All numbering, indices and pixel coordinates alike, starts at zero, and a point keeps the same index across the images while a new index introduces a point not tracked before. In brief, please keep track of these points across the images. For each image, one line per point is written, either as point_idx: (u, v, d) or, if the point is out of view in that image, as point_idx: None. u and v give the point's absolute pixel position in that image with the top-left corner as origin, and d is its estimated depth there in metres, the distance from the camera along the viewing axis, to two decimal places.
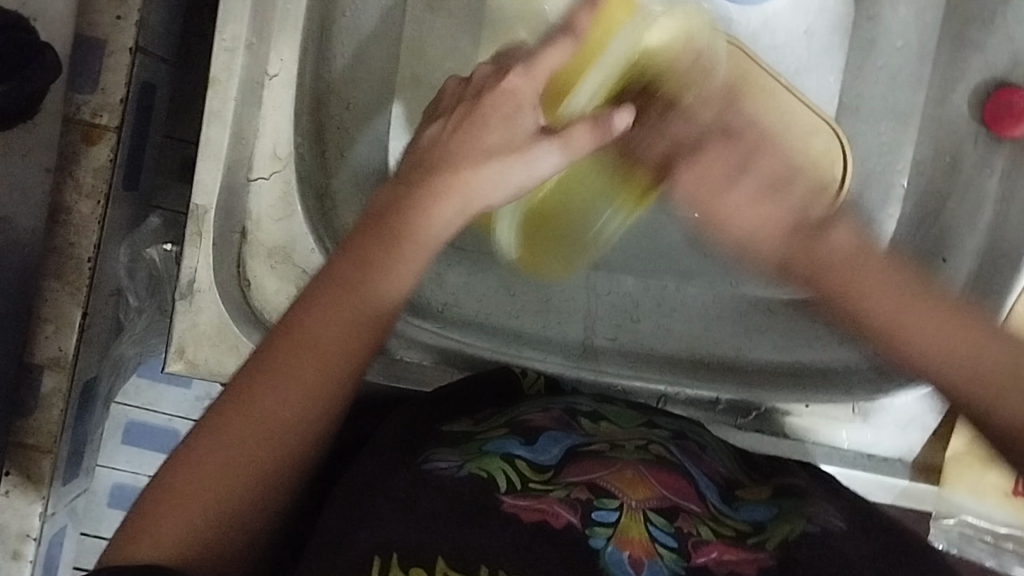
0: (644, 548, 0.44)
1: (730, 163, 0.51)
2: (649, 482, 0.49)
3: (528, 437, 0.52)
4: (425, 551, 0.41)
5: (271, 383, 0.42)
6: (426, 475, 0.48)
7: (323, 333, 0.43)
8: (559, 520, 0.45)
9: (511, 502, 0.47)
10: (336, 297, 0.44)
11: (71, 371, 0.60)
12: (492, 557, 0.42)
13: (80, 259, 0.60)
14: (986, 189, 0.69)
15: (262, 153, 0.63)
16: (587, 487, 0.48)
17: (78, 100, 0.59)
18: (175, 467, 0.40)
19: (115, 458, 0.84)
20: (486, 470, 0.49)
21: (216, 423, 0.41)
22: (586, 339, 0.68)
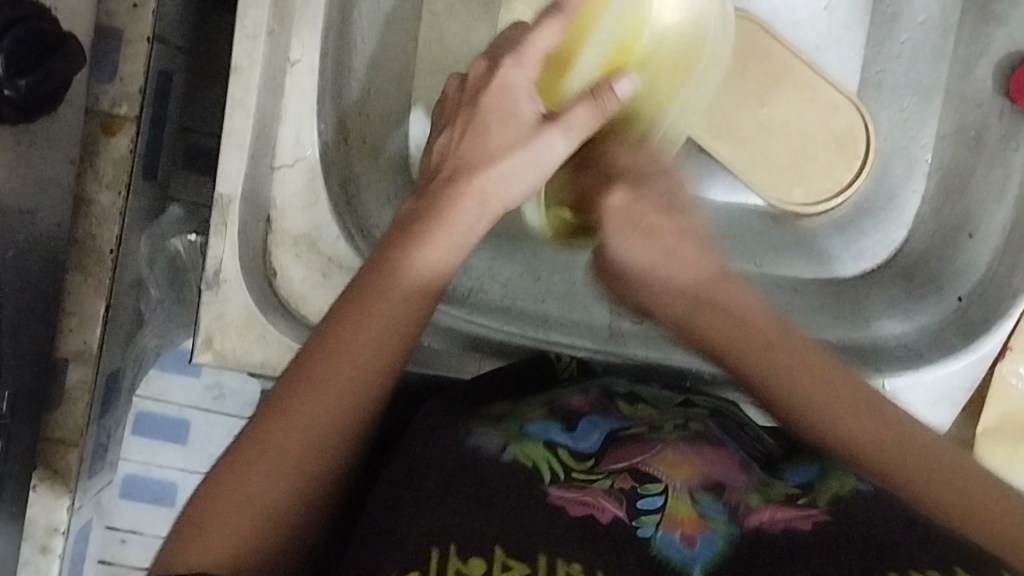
0: (696, 526, 0.42)
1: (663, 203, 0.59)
2: (692, 462, 0.47)
3: (566, 421, 0.50)
4: (479, 539, 0.38)
5: (310, 381, 0.40)
6: (470, 458, 0.45)
7: (359, 329, 0.42)
8: (605, 515, 0.43)
9: (557, 494, 0.44)
10: (366, 296, 0.42)
11: (96, 363, 0.64)
12: (551, 545, 0.39)
13: (103, 251, 0.63)
14: (1013, 163, 0.66)
15: (285, 141, 0.62)
16: (630, 475, 0.46)
17: (98, 91, 0.62)
18: (219, 479, 0.39)
19: (128, 449, 0.97)
20: (530, 459, 0.46)
21: (254, 432, 0.39)
22: (612, 321, 0.67)
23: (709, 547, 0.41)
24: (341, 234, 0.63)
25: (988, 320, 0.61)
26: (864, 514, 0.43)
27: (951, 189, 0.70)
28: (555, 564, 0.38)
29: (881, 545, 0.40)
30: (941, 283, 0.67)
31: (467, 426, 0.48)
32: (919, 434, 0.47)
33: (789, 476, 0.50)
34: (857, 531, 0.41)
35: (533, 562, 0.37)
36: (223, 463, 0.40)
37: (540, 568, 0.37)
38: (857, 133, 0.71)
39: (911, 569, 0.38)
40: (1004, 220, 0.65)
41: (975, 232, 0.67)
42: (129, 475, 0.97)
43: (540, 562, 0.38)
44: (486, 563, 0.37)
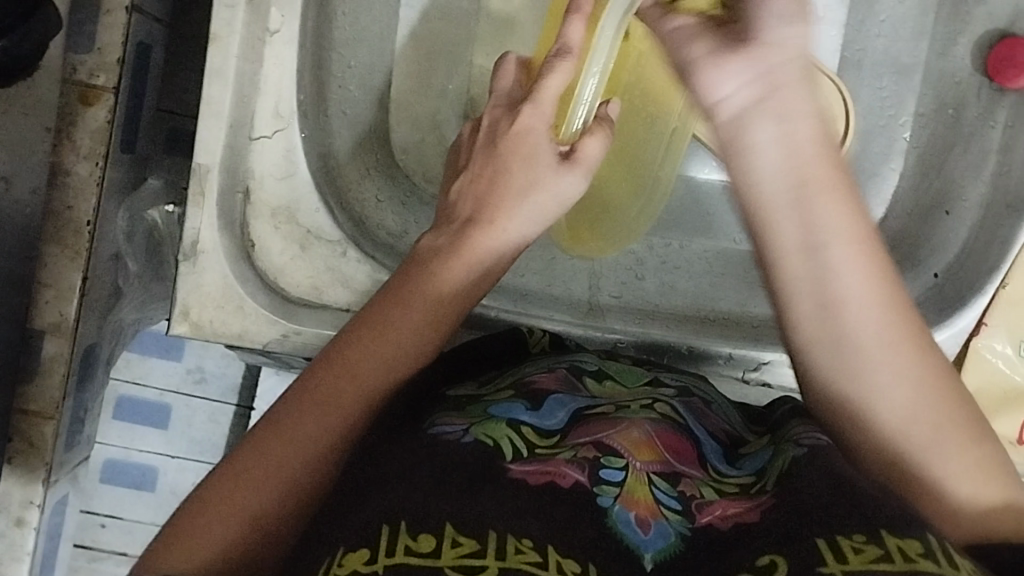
0: (651, 510, 0.43)
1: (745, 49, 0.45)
2: (654, 443, 0.46)
3: (532, 400, 0.48)
4: (429, 518, 0.37)
5: (329, 386, 0.42)
6: (431, 437, 0.43)
7: (386, 342, 0.44)
8: (566, 480, 0.43)
9: (519, 468, 0.43)
10: (385, 317, 0.45)
11: (72, 336, 0.64)
12: (499, 524, 0.38)
13: (80, 223, 0.63)
14: (990, 141, 0.67)
15: (263, 110, 0.62)
16: (594, 446, 0.45)
17: (74, 60, 0.62)
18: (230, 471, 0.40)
19: (108, 433, 0.96)
20: (492, 437, 0.44)
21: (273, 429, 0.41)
22: (591, 297, 0.67)
23: (662, 536, 0.42)
24: (320, 205, 0.63)
25: (964, 295, 0.61)
26: (810, 479, 0.41)
27: (928, 167, 0.71)
28: (504, 540, 0.37)
29: (832, 508, 0.39)
30: (918, 259, 0.67)
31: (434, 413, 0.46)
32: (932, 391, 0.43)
33: (745, 464, 0.48)
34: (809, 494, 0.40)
35: (483, 537, 0.37)
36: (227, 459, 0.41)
37: (489, 545, 0.37)
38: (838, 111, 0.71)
39: (840, 536, 0.37)
40: (981, 197, 0.65)
41: (951, 209, 0.67)
42: (109, 461, 0.97)
43: (491, 537, 0.37)
44: (437, 539, 0.36)
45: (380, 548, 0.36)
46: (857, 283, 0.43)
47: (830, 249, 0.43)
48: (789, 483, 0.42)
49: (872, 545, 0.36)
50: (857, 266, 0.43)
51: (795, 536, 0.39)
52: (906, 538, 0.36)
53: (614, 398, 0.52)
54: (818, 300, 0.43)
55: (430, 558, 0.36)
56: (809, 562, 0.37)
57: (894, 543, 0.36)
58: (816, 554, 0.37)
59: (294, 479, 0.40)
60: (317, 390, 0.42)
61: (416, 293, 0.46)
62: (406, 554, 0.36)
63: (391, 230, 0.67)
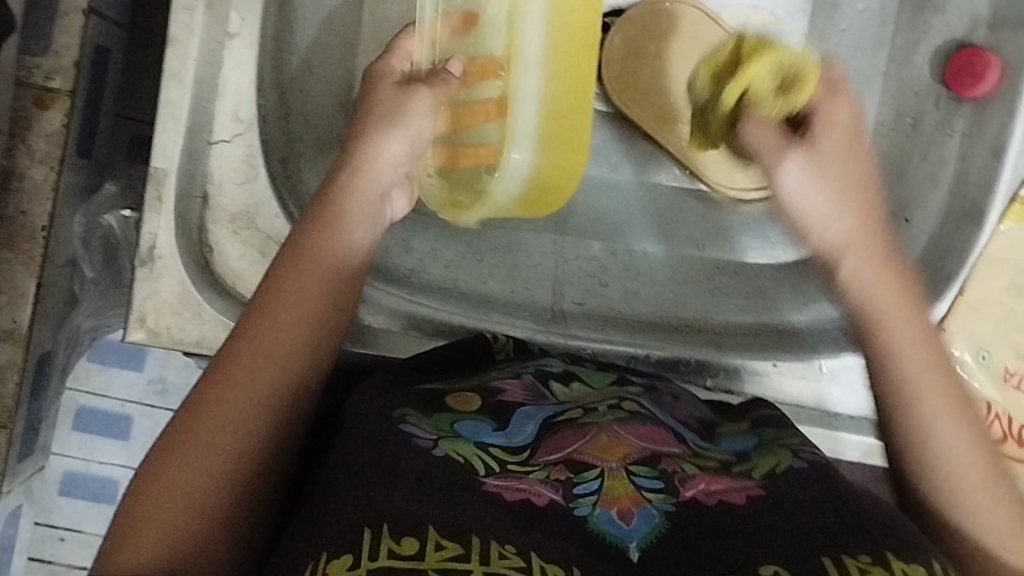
0: (634, 499, 0.42)
1: (838, 142, 0.58)
2: (626, 440, 0.46)
3: (498, 419, 0.48)
4: (414, 520, 0.38)
5: (258, 339, 0.45)
6: (405, 443, 0.44)
7: (293, 300, 0.47)
8: (542, 499, 0.42)
9: (493, 484, 0.43)
10: (292, 272, 0.47)
11: (26, 343, 0.63)
12: (483, 527, 0.39)
13: (35, 228, 0.62)
14: (947, 150, 0.67)
15: (223, 114, 0.61)
16: (566, 465, 0.45)
17: (30, 62, 0.61)
18: (183, 423, 0.42)
19: (68, 445, 0.95)
20: (461, 454, 0.44)
21: (215, 386, 0.43)
22: (554, 303, 0.67)
23: (646, 521, 0.41)
24: (279, 211, 0.62)
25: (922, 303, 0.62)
26: (795, 505, 0.42)
27: (888, 176, 0.72)
28: (488, 545, 0.37)
29: (818, 535, 0.40)
30: None
31: (403, 409, 0.47)
32: (957, 437, 0.48)
33: (722, 445, 0.49)
34: (785, 505, 0.42)
35: (466, 542, 0.37)
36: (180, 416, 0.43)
37: (474, 549, 0.37)
38: None
39: (844, 556, 0.38)
40: (939, 207, 0.66)
41: (911, 217, 0.68)
42: (69, 473, 0.95)
43: (473, 543, 0.37)
44: (419, 542, 0.37)
45: (363, 552, 0.37)
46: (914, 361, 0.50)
47: (848, 258, 0.54)
48: (777, 481, 0.44)
49: (877, 567, 0.38)
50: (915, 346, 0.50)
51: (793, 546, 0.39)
52: (911, 563, 0.38)
53: (582, 400, 0.52)
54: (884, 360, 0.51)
55: (413, 560, 0.36)
56: None
57: (899, 568, 0.38)
58: (819, 568, 0.38)
59: (198, 475, 0.41)
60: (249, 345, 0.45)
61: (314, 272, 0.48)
62: (389, 557, 0.36)
63: None
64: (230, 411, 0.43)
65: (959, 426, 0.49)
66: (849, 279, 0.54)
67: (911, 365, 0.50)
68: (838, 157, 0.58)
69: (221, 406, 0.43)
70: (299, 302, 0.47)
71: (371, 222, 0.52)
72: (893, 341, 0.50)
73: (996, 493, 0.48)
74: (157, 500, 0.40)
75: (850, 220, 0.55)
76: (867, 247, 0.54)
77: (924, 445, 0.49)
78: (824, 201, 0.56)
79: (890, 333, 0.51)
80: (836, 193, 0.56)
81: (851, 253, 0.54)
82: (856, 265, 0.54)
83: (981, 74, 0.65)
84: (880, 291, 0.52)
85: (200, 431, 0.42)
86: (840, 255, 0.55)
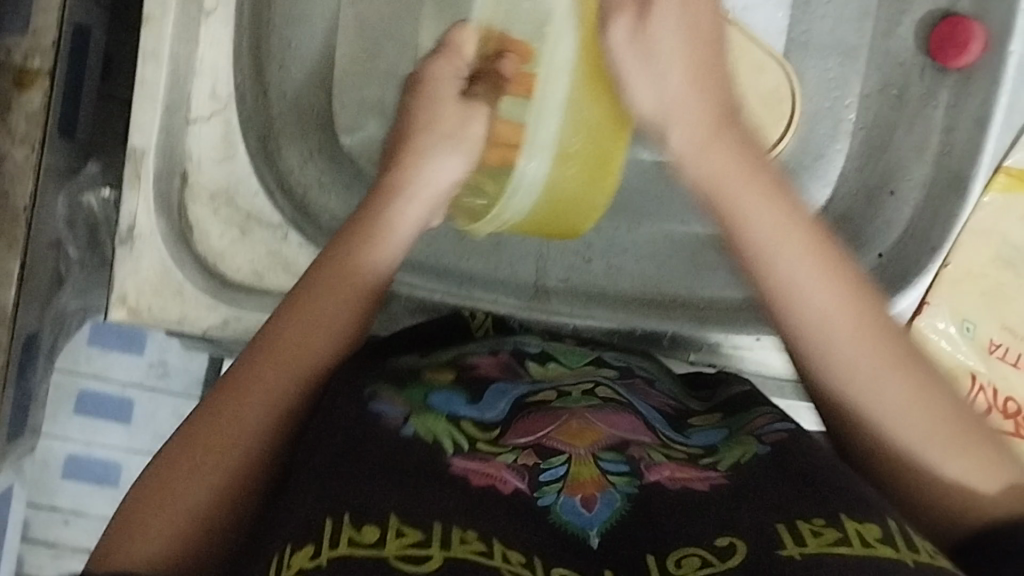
0: (598, 485, 0.43)
1: (701, 54, 0.58)
2: (596, 427, 0.47)
3: (473, 392, 0.49)
4: (376, 509, 0.38)
5: (263, 363, 0.46)
6: (372, 422, 0.44)
7: (308, 322, 0.47)
8: (508, 487, 0.42)
9: (461, 464, 0.43)
10: (315, 289, 0.48)
11: (11, 324, 0.63)
12: (446, 515, 0.38)
13: (16, 210, 0.62)
14: (932, 121, 0.67)
15: (200, 92, 0.61)
16: (534, 450, 0.45)
17: (8, 43, 0.61)
18: (179, 444, 0.44)
19: (68, 428, 0.95)
20: (432, 432, 0.45)
21: (211, 409, 0.45)
22: (538, 281, 0.67)
23: (608, 506, 0.42)
24: (259, 188, 0.62)
25: (906, 276, 0.62)
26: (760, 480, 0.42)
27: (874, 148, 0.71)
28: (449, 531, 0.37)
29: (783, 502, 0.40)
30: (863, 240, 0.68)
31: (372, 386, 0.46)
32: (910, 425, 0.47)
33: (694, 435, 0.49)
34: (752, 485, 0.42)
35: (427, 528, 0.37)
36: (179, 434, 0.44)
37: (434, 535, 0.37)
38: (783, 93, 0.72)
39: (797, 521, 0.39)
40: (923, 177, 0.66)
41: (896, 188, 0.68)
42: (71, 456, 0.96)
43: (435, 529, 0.37)
44: (381, 530, 0.37)
45: (325, 540, 0.36)
46: (848, 344, 0.49)
47: (781, 257, 0.51)
48: (743, 469, 0.43)
49: (831, 530, 0.38)
50: (824, 284, 0.50)
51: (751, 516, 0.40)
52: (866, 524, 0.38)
53: (556, 381, 0.52)
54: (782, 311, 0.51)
55: (374, 547, 0.36)
56: (766, 546, 0.37)
57: (852, 528, 0.37)
58: (774, 539, 0.38)
59: (210, 474, 0.43)
60: (254, 368, 0.46)
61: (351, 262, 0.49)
62: (352, 545, 0.36)
63: (336, 213, 0.66)
64: (228, 433, 0.44)
65: (874, 349, 0.49)
66: (781, 293, 0.50)
67: (836, 312, 0.49)
68: (659, 31, 0.57)
69: (215, 433, 0.44)
70: (313, 319, 0.47)
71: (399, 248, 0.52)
72: (817, 311, 0.49)
73: (958, 457, 0.46)
74: (169, 498, 0.42)
75: (822, 292, 0.50)
76: (780, 236, 0.51)
77: (837, 371, 0.49)
78: (715, 157, 0.55)
79: (806, 321, 0.50)
80: (723, 158, 0.55)
81: (784, 250, 0.51)
82: (794, 266, 0.50)
83: (965, 44, 0.64)
84: (814, 294, 0.50)
85: (215, 432, 0.44)
86: (784, 296, 0.50)
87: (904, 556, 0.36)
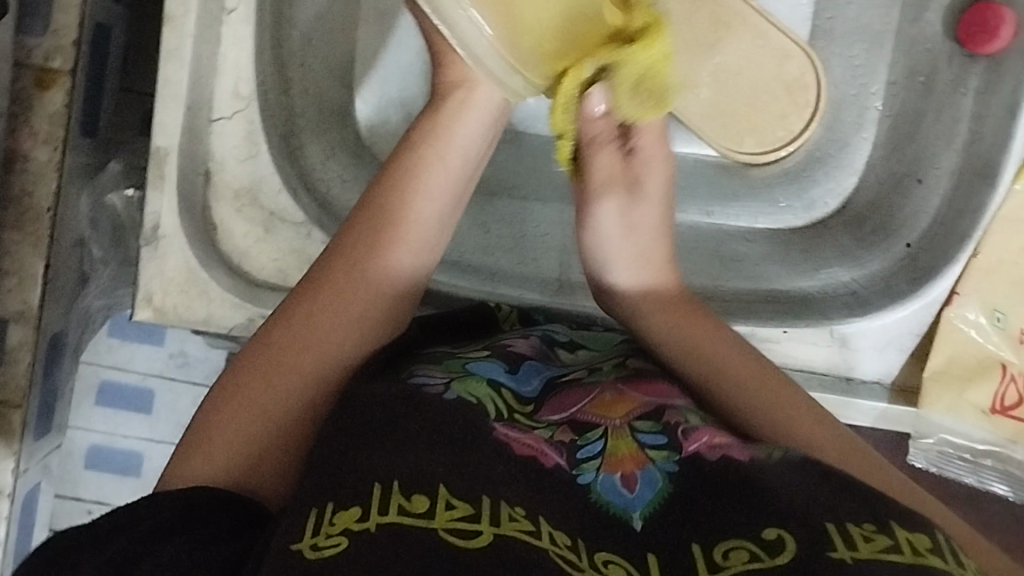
0: (638, 462, 0.43)
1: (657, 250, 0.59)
2: (630, 398, 0.47)
3: (510, 362, 0.49)
4: (425, 477, 0.37)
5: (322, 297, 0.48)
6: (416, 391, 0.43)
7: (362, 260, 0.50)
8: (548, 461, 0.42)
9: (502, 431, 0.43)
10: (361, 230, 0.51)
11: (37, 324, 0.63)
12: (491, 489, 0.38)
13: (40, 210, 0.62)
14: (960, 108, 0.66)
15: (222, 91, 0.60)
16: (569, 426, 0.45)
17: (29, 43, 0.61)
18: (243, 366, 0.46)
19: (91, 420, 0.96)
20: (474, 396, 0.45)
21: (275, 335, 0.47)
22: (562, 274, 0.66)
23: (650, 486, 0.41)
24: (283, 186, 0.61)
25: (935, 267, 0.61)
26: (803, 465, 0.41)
27: (901, 136, 0.71)
28: (498, 506, 0.37)
29: (830, 492, 0.39)
30: (890, 229, 0.67)
31: (410, 367, 0.46)
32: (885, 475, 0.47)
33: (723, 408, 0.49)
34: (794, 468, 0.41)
35: (475, 501, 0.37)
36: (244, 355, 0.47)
37: (483, 511, 0.37)
38: (808, 79, 0.70)
39: (848, 523, 0.37)
40: (952, 165, 0.65)
41: (924, 177, 0.67)
42: (93, 447, 0.96)
43: (483, 503, 0.37)
44: (429, 500, 0.36)
45: (374, 506, 0.35)
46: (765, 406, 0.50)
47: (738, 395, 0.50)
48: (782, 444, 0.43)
49: (881, 534, 0.36)
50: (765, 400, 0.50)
51: (795, 505, 0.38)
52: (915, 531, 0.36)
53: (586, 363, 0.53)
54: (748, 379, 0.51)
55: (422, 516, 0.35)
56: (817, 547, 0.36)
57: (904, 536, 0.36)
58: (824, 540, 0.36)
59: (279, 396, 0.45)
60: (312, 300, 0.48)
61: (401, 188, 0.52)
62: (400, 513, 0.35)
63: None
64: (292, 361, 0.46)
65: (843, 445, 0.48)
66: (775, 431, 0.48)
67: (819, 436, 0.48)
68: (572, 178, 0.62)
69: (277, 361, 0.46)
70: (364, 260, 0.50)
71: (452, 182, 0.54)
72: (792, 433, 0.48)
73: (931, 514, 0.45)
74: (230, 425, 0.44)
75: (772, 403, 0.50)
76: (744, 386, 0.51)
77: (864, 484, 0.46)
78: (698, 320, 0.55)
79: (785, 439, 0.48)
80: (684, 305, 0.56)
81: (729, 369, 0.52)
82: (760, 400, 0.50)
83: (995, 30, 0.63)
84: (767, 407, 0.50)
85: (278, 357, 0.46)
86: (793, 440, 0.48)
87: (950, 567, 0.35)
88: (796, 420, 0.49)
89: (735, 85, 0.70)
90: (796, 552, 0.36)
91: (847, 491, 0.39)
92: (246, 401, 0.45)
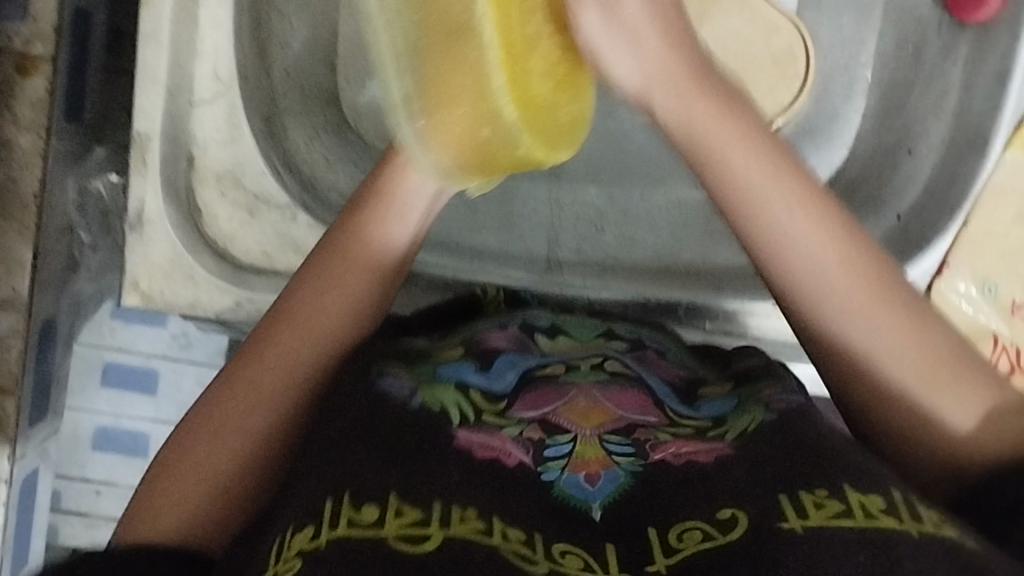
0: (603, 463, 0.43)
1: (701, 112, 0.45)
2: (604, 407, 0.47)
3: (483, 360, 0.49)
4: (375, 486, 0.37)
5: (275, 347, 0.46)
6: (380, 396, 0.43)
7: (315, 308, 0.48)
8: (511, 459, 0.43)
9: (465, 435, 0.43)
10: (320, 276, 0.49)
11: (27, 311, 0.63)
12: (445, 493, 0.38)
13: (26, 197, 0.62)
14: (950, 77, 0.65)
15: (202, 75, 0.60)
16: (540, 425, 0.45)
17: (9, 30, 0.60)
18: (192, 424, 0.45)
19: (95, 402, 0.96)
20: (438, 401, 0.45)
21: (224, 390, 0.46)
22: (550, 254, 0.66)
23: (612, 481, 0.42)
24: (266, 169, 0.61)
25: (922, 239, 0.60)
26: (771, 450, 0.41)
27: (890, 108, 0.70)
28: (449, 511, 0.37)
29: (790, 474, 0.39)
30: (880, 200, 0.66)
31: (381, 358, 0.46)
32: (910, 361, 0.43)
33: (703, 407, 0.48)
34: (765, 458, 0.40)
35: (428, 507, 0.37)
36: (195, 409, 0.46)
37: (434, 513, 0.37)
38: (797, 50, 0.70)
39: (800, 491, 0.38)
40: (942, 135, 0.64)
41: (914, 148, 0.66)
42: (99, 428, 0.97)
43: (434, 508, 0.37)
44: (380, 510, 0.36)
45: (323, 519, 0.35)
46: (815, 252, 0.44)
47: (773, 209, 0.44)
48: (748, 438, 0.43)
49: (833, 500, 0.36)
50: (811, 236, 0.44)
51: (761, 500, 0.38)
52: (871, 496, 0.36)
53: (566, 353, 0.53)
54: (766, 264, 0.45)
55: (370, 526, 0.35)
56: (769, 524, 0.36)
57: (857, 499, 0.36)
58: (777, 512, 0.37)
59: (227, 453, 0.44)
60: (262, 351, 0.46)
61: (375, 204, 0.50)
62: (348, 525, 0.35)
63: (342, 191, 0.65)
64: (241, 419, 0.45)
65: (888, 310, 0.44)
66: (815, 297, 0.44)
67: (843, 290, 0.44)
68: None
69: (222, 416, 0.45)
70: (318, 309, 0.48)
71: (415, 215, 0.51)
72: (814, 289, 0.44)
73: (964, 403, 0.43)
74: (176, 485, 0.43)
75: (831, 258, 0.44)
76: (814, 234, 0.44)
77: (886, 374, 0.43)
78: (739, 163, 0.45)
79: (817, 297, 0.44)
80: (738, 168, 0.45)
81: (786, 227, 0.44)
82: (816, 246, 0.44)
83: None
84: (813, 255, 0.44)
85: (226, 412, 0.45)
86: (822, 304, 0.44)
87: (906, 525, 0.34)
88: (852, 279, 0.44)
89: (725, 59, 0.70)
90: (750, 535, 0.36)
91: (809, 470, 0.39)
92: (191, 460, 0.44)
